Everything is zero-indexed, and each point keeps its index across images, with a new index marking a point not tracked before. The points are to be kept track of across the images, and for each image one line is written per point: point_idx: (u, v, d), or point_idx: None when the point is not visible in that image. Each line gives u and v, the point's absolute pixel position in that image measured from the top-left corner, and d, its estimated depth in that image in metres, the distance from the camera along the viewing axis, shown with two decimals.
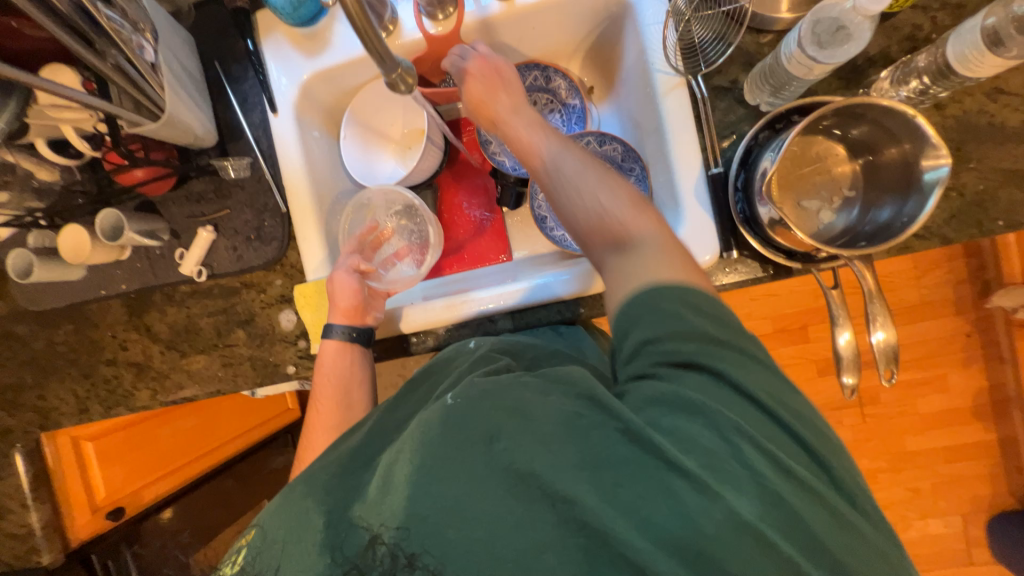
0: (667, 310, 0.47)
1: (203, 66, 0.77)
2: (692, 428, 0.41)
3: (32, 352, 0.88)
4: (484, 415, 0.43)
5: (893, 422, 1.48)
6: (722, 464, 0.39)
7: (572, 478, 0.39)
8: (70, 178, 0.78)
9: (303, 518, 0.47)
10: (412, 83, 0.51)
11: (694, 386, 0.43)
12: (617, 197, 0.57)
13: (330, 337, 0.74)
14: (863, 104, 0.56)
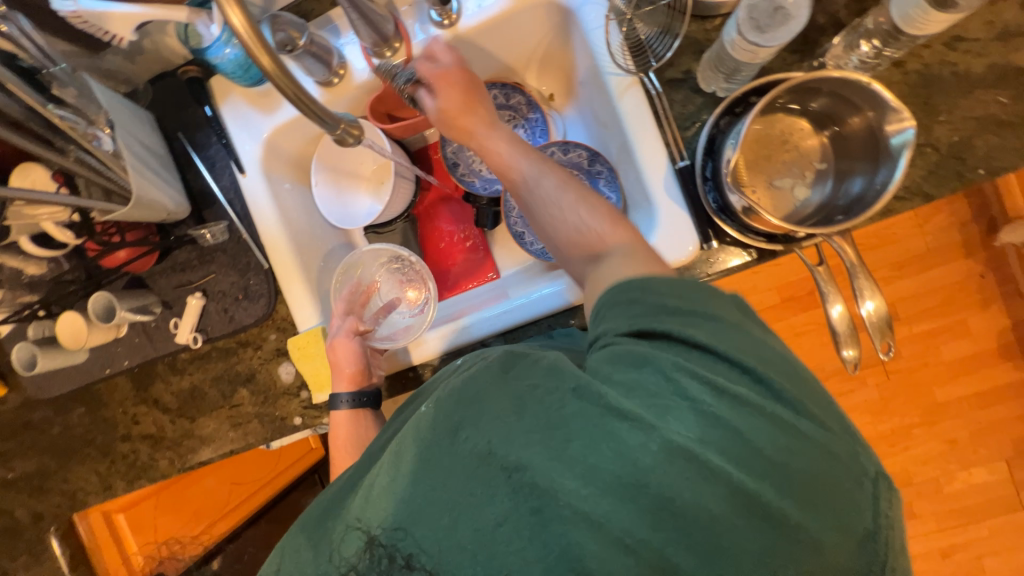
0: (619, 290, 0.49)
1: (168, 139, 0.79)
2: (638, 376, 0.41)
3: (51, 438, 0.90)
4: (447, 410, 0.44)
5: (917, 375, 1.44)
6: (669, 403, 0.39)
7: (522, 444, 0.39)
8: (60, 267, 0.80)
9: (298, 555, 0.48)
10: (358, 135, 0.53)
11: (645, 339, 0.44)
12: (595, 213, 0.58)
13: (337, 407, 0.74)
14: (816, 79, 0.55)
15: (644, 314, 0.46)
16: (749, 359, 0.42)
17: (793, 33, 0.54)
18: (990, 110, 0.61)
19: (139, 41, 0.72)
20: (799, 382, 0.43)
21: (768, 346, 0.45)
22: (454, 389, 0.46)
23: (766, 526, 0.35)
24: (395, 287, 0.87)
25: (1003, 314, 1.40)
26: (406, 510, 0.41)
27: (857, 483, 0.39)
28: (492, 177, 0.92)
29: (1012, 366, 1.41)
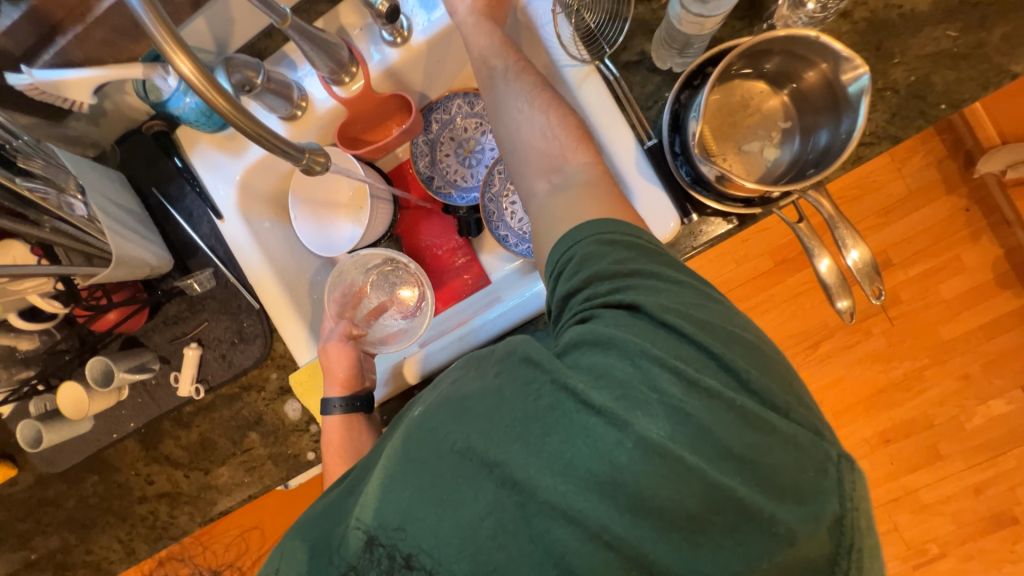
0: (584, 263, 0.48)
1: (142, 195, 0.79)
2: (608, 362, 0.41)
3: (68, 511, 0.90)
4: (433, 409, 0.44)
5: (920, 317, 1.44)
6: (644, 394, 0.38)
7: (497, 442, 0.39)
8: (53, 339, 0.80)
9: (290, 558, 0.44)
10: (325, 162, 0.54)
11: (614, 321, 0.43)
12: (560, 132, 0.58)
13: (329, 413, 0.73)
14: (766, 40, 0.55)
15: (612, 296, 0.45)
16: (722, 341, 0.41)
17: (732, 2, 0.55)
18: (941, 46, 0.62)
19: (100, 103, 0.73)
20: (773, 366, 0.42)
21: (744, 327, 0.44)
22: (447, 388, 0.47)
23: (741, 514, 0.35)
24: (386, 291, 0.88)
25: (994, 243, 1.41)
26: (398, 506, 0.40)
27: (834, 462, 0.38)
28: (469, 187, 0.93)
29: (1012, 293, 1.41)
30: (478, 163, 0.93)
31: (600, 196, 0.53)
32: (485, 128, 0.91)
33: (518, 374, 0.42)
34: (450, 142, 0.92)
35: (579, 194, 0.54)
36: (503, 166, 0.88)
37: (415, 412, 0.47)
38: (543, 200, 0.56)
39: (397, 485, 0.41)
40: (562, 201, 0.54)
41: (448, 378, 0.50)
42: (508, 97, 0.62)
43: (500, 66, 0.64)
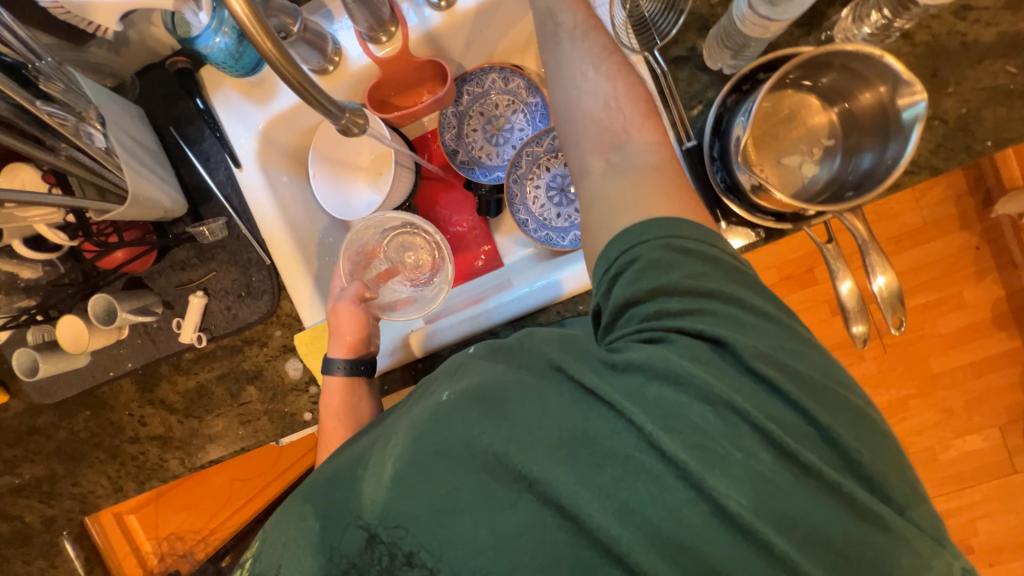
0: (661, 283, 0.45)
1: (159, 133, 0.76)
2: (682, 402, 0.40)
3: (58, 443, 0.90)
4: (466, 407, 0.44)
5: (915, 347, 1.46)
6: (720, 444, 0.38)
7: (548, 466, 0.39)
8: (55, 270, 0.78)
9: (301, 523, 0.46)
10: (363, 124, 0.53)
11: (687, 352, 0.42)
12: (621, 106, 0.55)
13: (331, 373, 0.72)
14: (829, 53, 0.54)
15: (684, 324, 0.43)
16: (794, 389, 0.40)
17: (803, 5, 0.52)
18: (998, 81, 0.61)
19: (124, 31, 0.69)
20: (846, 410, 0.41)
21: (825, 371, 0.43)
22: (480, 378, 0.47)
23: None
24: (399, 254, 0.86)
25: (998, 284, 1.42)
26: (417, 503, 0.42)
27: (873, 527, 0.37)
28: (493, 165, 0.91)
29: (1006, 334, 1.43)
30: (506, 142, 0.91)
31: (659, 182, 0.51)
32: (516, 107, 0.89)
33: (586, 402, 0.42)
34: (479, 116, 0.90)
35: (638, 179, 0.51)
36: (532, 149, 0.87)
37: (440, 397, 0.47)
38: (597, 180, 0.54)
39: (424, 483, 0.42)
40: (618, 185, 0.52)
41: (479, 368, 0.49)
42: (573, 63, 0.58)
43: (565, 23, 0.59)
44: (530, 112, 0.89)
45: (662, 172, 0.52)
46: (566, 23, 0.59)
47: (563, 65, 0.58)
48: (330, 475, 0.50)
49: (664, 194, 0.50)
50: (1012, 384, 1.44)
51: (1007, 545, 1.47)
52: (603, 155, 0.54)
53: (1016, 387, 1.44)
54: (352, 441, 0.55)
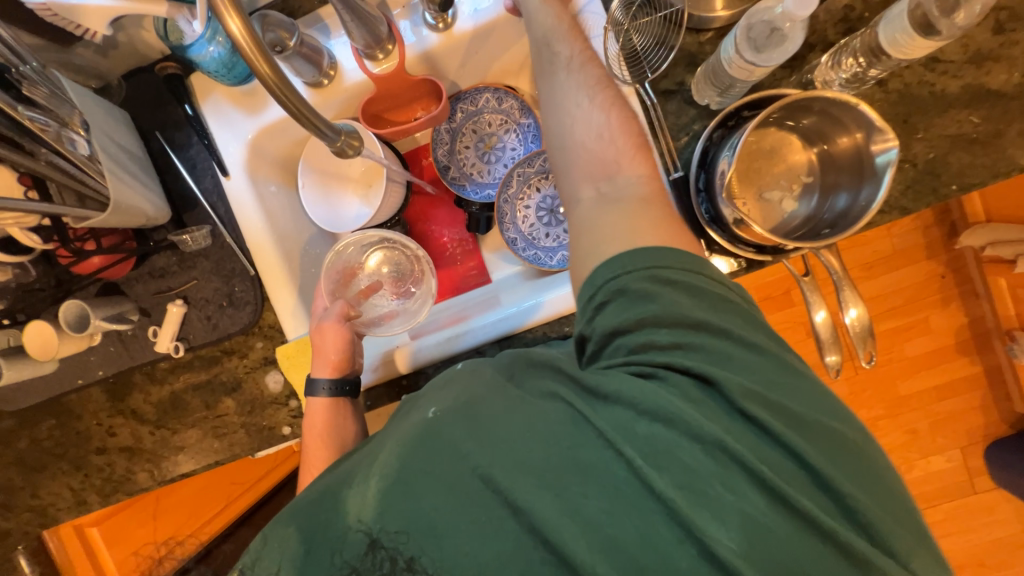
0: (651, 315, 0.46)
1: (144, 138, 0.75)
2: (670, 439, 0.40)
3: (18, 453, 0.86)
4: (456, 429, 0.45)
5: (883, 371, 1.52)
6: (707, 483, 0.39)
7: (536, 494, 0.40)
8: (26, 274, 0.75)
9: (283, 543, 0.46)
10: (359, 147, 0.53)
11: (676, 386, 0.43)
12: (614, 139, 0.56)
13: (314, 394, 0.71)
14: (808, 97, 0.57)
15: (672, 357, 0.45)
16: (780, 426, 0.41)
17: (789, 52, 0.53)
18: (963, 129, 0.65)
19: (113, 34, 0.68)
20: (834, 447, 0.42)
21: (814, 405, 0.44)
22: (469, 399, 0.48)
23: None
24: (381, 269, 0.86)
25: (961, 312, 1.49)
26: (402, 520, 0.42)
27: (857, 566, 0.38)
28: (484, 182, 0.92)
29: (968, 361, 1.50)
30: (497, 161, 0.92)
31: (646, 215, 0.52)
32: (509, 127, 0.90)
33: (575, 433, 0.43)
34: (472, 134, 0.91)
35: (627, 213, 0.53)
36: (523, 168, 0.88)
37: (428, 414, 0.48)
38: (587, 208, 0.55)
39: (411, 502, 0.42)
40: (611, 215, 0.53)
41: (468, 388, 0.50)
42: (570, 92, 0.59)
43: (562, 53, 0.61)
44: (522, 132, 0.90)
45: (651, 205, 0.54)
46: (564, 55, 0.61)
47: (560, 93, 0.59)
48: (315, 492, 0.49)
49: (652, 228, 0.51)
50: (973, 408, 1.51)
51: (965, 563, 1.53)
52: (595, 184, 0.55)
53: (977, 411, 1.51)
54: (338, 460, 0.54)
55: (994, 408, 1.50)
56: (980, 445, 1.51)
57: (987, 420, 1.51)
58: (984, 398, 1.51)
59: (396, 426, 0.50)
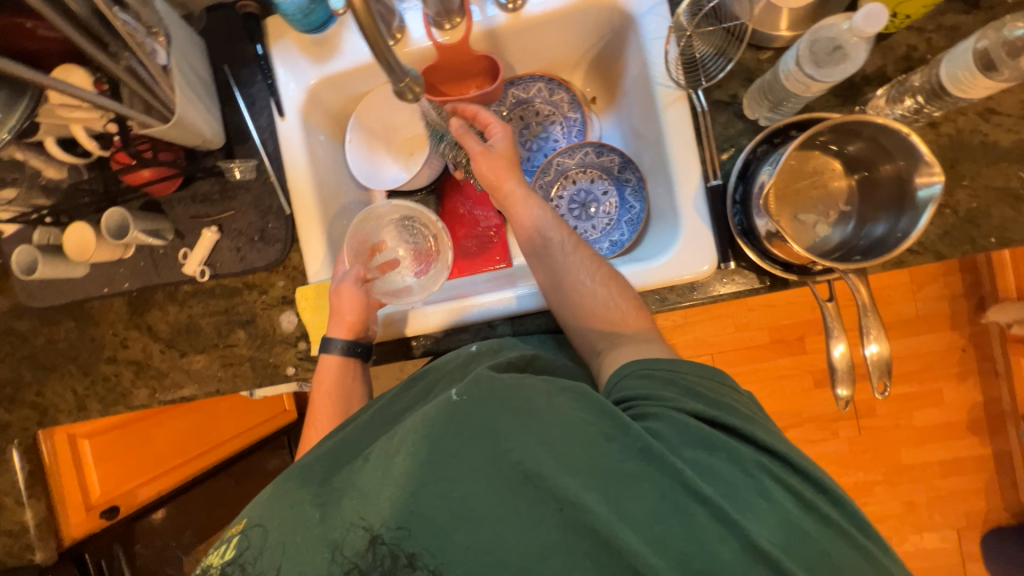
0: (637, 368, 0.56)
1: (213, 69, 0.79)
2: (699, 454, 0.46)
3: (32, 349, 0.88)
4: (487, 412, 0.48)
5: (887, 434, 1.47)
6: (720, 476, 0.45)
7: (580, 485, 0.43)
8: (77, 176, 0.78)
9: (299, 514, 0.50)
10: (418, 95, 0.55)
11: (675, 403, 0.51)
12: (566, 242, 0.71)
13: (330, 351, 0.74)
14: (858, 121, 0.57)
15: (676, 381, 0.53)
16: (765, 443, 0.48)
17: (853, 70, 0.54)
18: (1010, 184, 0.65)
19: None
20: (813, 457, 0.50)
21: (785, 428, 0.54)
22: (489, 384, 0.51)
23: None
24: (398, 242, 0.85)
25: (977, 388, 1.45)
26: (438, 503, 0.45)
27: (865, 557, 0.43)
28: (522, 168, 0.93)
29: (979, 440, 1.46)
30: (538, 149, 0.93)
31: (610, 293, 0.68)
32: (555, 118, 0.92)
33: (610, 434, 0.46)
34: (518, 120, 0.93)
35: (584, 306, 0.68)
36: (563, 159, 0.89)
37: (451, 395, 0.51)
38: (558, 291, 0.70)
39: (451, 485, 0.46)
40: (580, 298, 0.68)
41: (487, 375, 0.52)
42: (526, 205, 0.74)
43: (517, 189, 0.74)
44: (568, 125, 0.92)
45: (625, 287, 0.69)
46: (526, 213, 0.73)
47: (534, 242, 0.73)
48: (332, 461, 0.56)
49: (616, 302, 0.67)
50: (976, 490, 1.46)
51: None
52: (577, 287, 0.69)
53: (980, 493, 1.46)
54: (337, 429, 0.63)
55: (997, 493, 1.45)
56: (977, 529, 1.46)
57: (990, 505, 1.45)
58: (989, 481, 1.46)
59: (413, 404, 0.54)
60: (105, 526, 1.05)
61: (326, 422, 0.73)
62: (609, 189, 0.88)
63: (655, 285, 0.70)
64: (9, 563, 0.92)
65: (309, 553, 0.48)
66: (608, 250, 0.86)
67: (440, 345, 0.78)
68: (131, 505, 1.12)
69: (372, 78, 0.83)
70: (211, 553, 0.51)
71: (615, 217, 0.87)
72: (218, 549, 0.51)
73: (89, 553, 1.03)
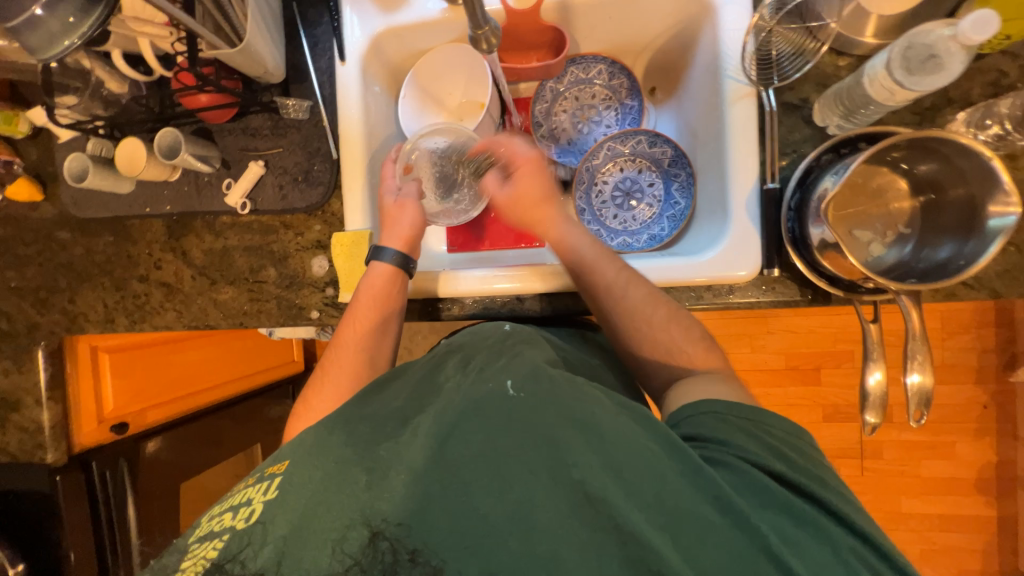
0: (716, 409, 0.53)
1: (281, 5, 0.79)
2: (775, 518, 0.43)
3: (70, 257, 0.90)
4: (547, 417, 0.48)
5: (890, 479, 1.42)
6: (800, 544, 0.41)
7: (649, 523, 0.41)
8: (137, 93, 0.79)
9: (341, 475, 0.49)
10: (495, 45, 0.60)
11: (748, 452, 0.48)
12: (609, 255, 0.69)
13: (381, 260, 0.73)
14: (938, 138, 0.54)
15: (750, 429, 0.51)
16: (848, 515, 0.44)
17: (939, 84, 0.56)
18: None
19: None
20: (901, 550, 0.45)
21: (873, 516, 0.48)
22: (549, 390, 0.51)
23: None
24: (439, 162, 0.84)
25: (992, 449, 1.38)
26: (491, 501, 0.44)
27: None
28: (569, 149, 0.92)
29: (984, 501, 1.40)
30: (589, 132, 0.92)
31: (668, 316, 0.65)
32: (611, 103, 0.91)
33: (682, 472, 0.44)
34: (572, 100, 0.91)
35: (643, 326, 0.65)
36: (614, 145, 0.88)
37: (507, 389, 0.52)
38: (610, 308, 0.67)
39: (506, 488, 0.44)
40: (640, 318, 0.65)
41: (548, 379, 0.53)
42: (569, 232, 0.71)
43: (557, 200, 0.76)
44: (622, 112, 0.91)
45: (678, 316, 0.66)
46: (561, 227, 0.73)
47: (579, 271, 0.69)
48: (371, 427, 0.55)
49: (675, 325, 0.65)
50: (975, 551, 1.41)
51: None
52: (630, 314, 0.66)
53: (978, 555, 1.41)
54: (377, 389, 0.62)
55: (996, 558, 1.41)
56: None
57: (986, 568, 1.41)
58: (991, 544, 1.41)
59: (466, 393, 0.54)
60: (113, 440, 1.07)
61: (362, 327, 0.71)
62: (656, 181, 0.86)
63: (694, 281, 0.69)
64: (21, 459, 0.95)
65: (336, 517, 0.46)
66: (647, 242, 0.85)
67: (466, 311, 0.78)
68: (139, 425, 1.13)
69: (436, 35, 0.83)
70: (252, 479, 0.53)
71: (658, 212, 0.86)
72: (257, 484, 0.52)
73: (96, 462, 1.01)
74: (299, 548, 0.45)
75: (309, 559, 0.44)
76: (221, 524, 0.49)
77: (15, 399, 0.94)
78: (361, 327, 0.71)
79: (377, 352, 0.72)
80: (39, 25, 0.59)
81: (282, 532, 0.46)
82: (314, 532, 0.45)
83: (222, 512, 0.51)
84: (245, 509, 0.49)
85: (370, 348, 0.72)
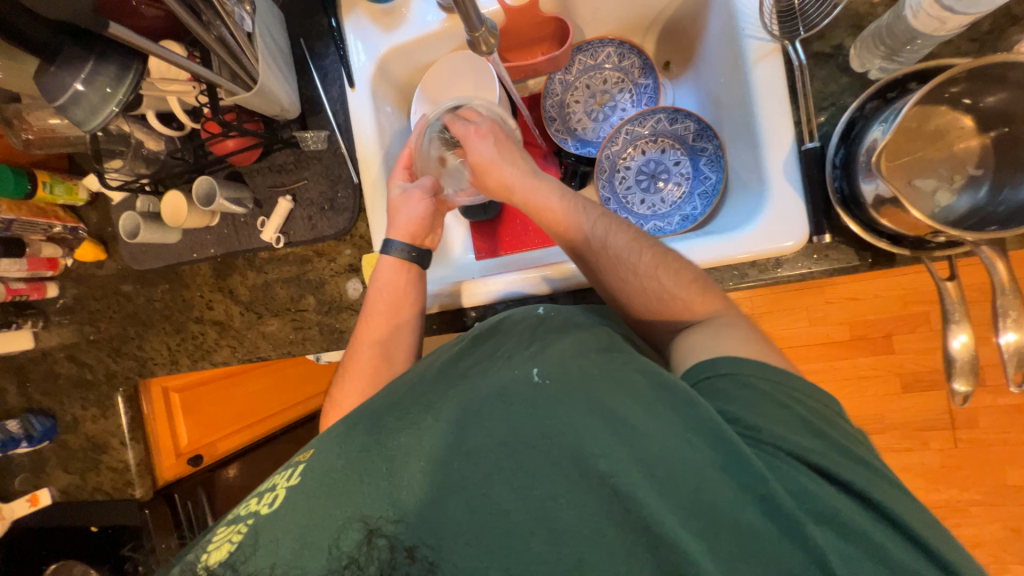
0: (732, 371, 0.48)
1: (290, 43, 0.82)
2: (823, 537, 0.39)
3: (134, 307, 0.97)
4: (572, 408, 0.47)
5: (992, 451, 1.27)
6: (837, 549, 0.38)
7: (683, 528, 0.40)
8: (173, 147, 0.84)
9: (369, 462, 0.50)
10: (493, 44, 0.59)
11: (776, 431, 0.44)
12: (625, 242, 0.62)
13: (387, 253, 0.76)
14: (1008, 63, 0.47)
15: (795, 411, 0.45)
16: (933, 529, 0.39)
17: (995, 2, 0.50)
18: None
19: None
20: None
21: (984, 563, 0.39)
22: (580, 381, 0.49)
23: None
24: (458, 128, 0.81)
25: None
26: (516, 494, 0.44)
27: None
28: (587, 139, 0.90)
29: None
30: (605, 119, 0.89)
31: (673, 269, 0.60)
32: (624, 86, 0.88)
33: (730, 472, 0.41)
34: (584, 89, 0.89)
35: (659, 297, 0.59)
36: (633, 127, 0.85)
37: (532, 375, 0.51)
38: (641, 272, 0.60)
39: (528, 484, 0.44)
40: (664, 283, 0.59)
41: (576, 365, 0.51)
42: (565, 206, 0.67)
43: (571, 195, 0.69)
44: (638, 93, 0.88)
45: (707, 286, 0.59)
46: (586, 232, 0.65)
47: (586, 254, 0.65)
48: (392, 415, 0.55)
49: (679, 279, 0.59)
50: None
51: None
52: (641, 286, 0.60)
53: None
54: (405, 370, 0.64)
55: None
56: None
57: None
58: None
59: (489, 378, 0.54)
60: (192, 472, 1.17)
61: (380, 321, 0.73)
62: (682, 159, 0.84)
63: (737, 258, 0.64)
64: (116, 496, 1.01)
65: (353, 505, 0.48)
66: (680, 224, 0.81)
67: None
68: (213, 455, 1.24)
69: (439, 46, 0.83)
70: (288, 463, 0.56)
71: (687, 190, 0.83)
72: (284, 471, 0.54)
73: (178, 495, 1.08)
74: (320, 537, 0.47)
75: (321, 550, 0.47)
76: (247, 508, 0.52)
77: (103, 441, 1.01)
78: (382, 321, 0.73)
79: (394, 346, 0.73)
80: (82, 99, 0.65)
81: (307, 524, 0.48)
82: (324, 529, 0.47)
83: (249, 497, 0.54)
84: (270, 495, 0.52)
85: (389, 343, 0.73)
